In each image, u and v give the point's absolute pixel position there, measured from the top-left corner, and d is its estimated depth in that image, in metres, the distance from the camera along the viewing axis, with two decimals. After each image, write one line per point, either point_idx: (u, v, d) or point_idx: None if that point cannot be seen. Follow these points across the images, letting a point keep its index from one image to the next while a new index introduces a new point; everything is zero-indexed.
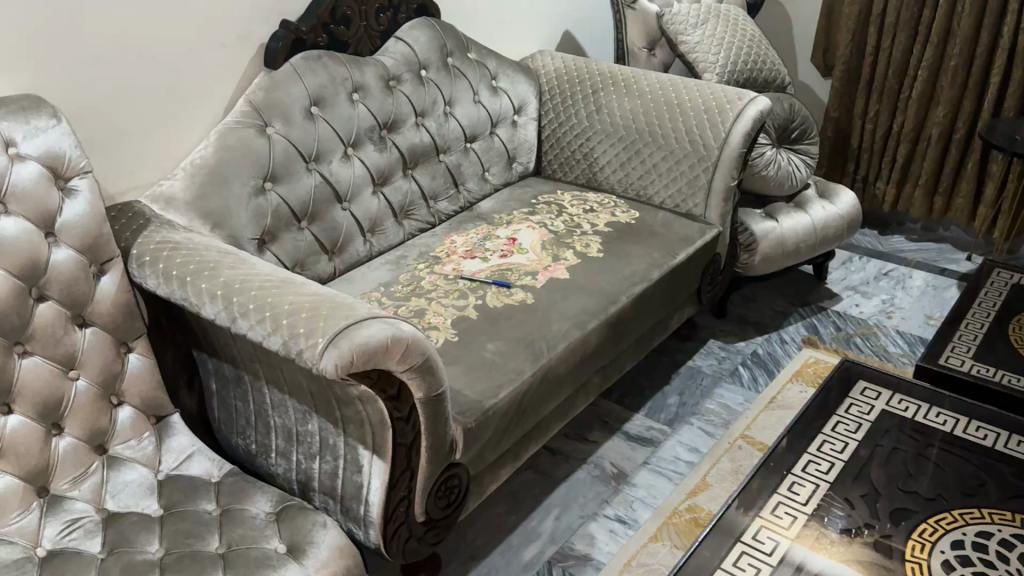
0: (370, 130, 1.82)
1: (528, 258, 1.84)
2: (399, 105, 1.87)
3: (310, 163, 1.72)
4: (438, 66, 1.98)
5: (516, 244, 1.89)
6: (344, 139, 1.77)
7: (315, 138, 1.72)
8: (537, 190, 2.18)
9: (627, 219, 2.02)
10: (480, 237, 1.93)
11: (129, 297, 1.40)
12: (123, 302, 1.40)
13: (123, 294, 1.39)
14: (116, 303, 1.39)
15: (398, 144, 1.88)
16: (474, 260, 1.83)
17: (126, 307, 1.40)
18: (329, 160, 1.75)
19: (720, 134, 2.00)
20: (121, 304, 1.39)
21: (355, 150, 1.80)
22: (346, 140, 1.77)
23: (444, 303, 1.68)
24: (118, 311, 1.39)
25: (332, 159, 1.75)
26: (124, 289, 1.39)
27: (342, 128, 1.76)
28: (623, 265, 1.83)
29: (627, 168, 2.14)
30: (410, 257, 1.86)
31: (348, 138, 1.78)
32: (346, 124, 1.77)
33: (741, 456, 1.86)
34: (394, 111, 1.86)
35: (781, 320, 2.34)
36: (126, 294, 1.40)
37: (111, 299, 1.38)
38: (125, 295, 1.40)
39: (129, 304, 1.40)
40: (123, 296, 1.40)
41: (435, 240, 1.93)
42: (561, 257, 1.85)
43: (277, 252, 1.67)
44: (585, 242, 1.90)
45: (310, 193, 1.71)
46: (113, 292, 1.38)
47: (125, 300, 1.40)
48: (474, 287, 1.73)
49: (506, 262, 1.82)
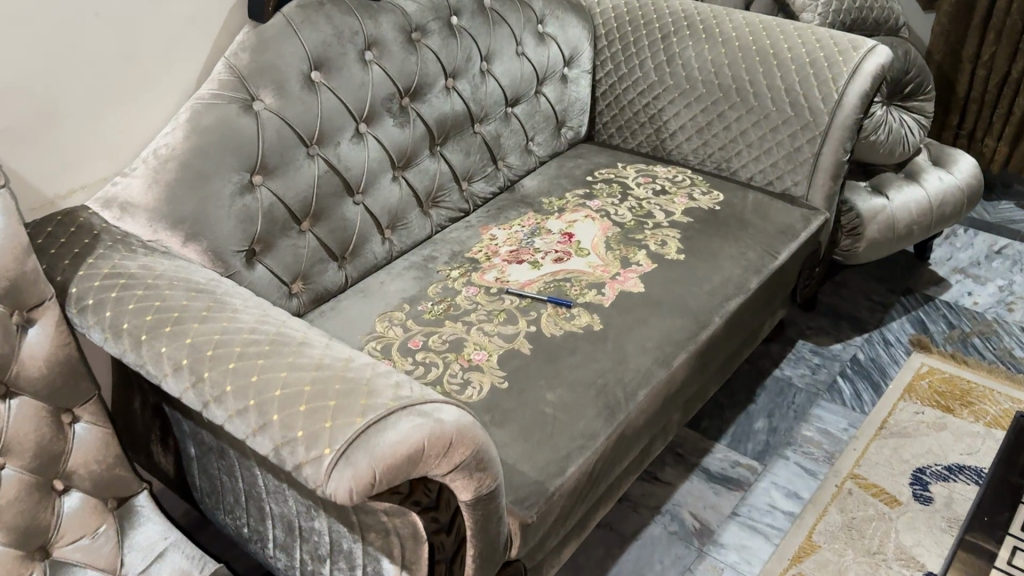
0: (388, 100, 1.41)
1: (590, 264, 1.43)
2: (424, 64, 1.46)
3: (311, 147, 1.32)
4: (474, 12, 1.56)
5: (573, 242, 1.49)
6: (355, 113, 1.37)
7: (317, 113, 1.32)
8: (593, 162, 1.77)
9: (709, 203, 1.61)
10: (528, 231, 1.54)
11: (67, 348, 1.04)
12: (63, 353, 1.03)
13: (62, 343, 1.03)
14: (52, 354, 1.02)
15: (423, 115, 1.47)
16: (522, 265, 1.44)
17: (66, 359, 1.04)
18: (337, 142, 1.35)
19: (831, 96, 1.57)
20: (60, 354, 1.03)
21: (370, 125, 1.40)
22: (358, 113, 1.37)
23: (487, 330, 1.30)
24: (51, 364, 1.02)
25: (340, 140, 1.35)
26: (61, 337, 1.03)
27: (352, 97, 1.36)
28: (712, 270, 1.44)
29: (706, 136, 1.73)
30: (441, 260, 1.49)
31: (358, 110, 1.37)
32: (357, 93, 1.36)
33: (853, 505, 1.52)
34: (419, 72, 1.45)
35: (880, 315, 1.97)
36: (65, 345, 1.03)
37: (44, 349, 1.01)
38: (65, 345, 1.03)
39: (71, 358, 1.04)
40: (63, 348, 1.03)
41: (472, 235, 1.55)
42: (631, 259, 1.45)
43: (272, 266, 1.30)
44: (660, 240, 1.49)
45: (312, 187, 1.32)
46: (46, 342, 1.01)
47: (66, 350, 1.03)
48: (524, 307, 1.34)
49: (561, 271, 1.42)
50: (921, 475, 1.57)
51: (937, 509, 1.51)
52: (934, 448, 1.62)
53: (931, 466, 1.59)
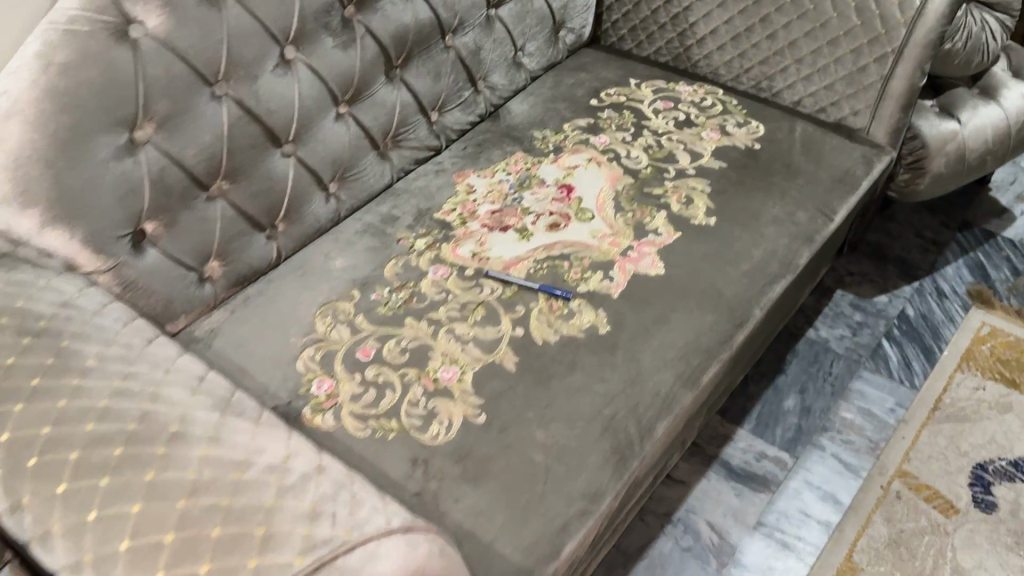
0: (325, 13, 1.04)
1: (593, 233, 1.11)
2: None
3: (217, 85, 0.97)
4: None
5: (572, 199, 1.16)
6: (279, 35, 1.00)
7: (222, 37, 0.95)
8: (598, 78, 1.41)
9: (746, 139, 1.27)
10: (515, 182, 1.20)
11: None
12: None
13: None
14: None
15: (376, 31, 1.10)
16: (507, 233, 1.12)
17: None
18: (254, 76, 0.99)
19: (911, 0, 1.18)
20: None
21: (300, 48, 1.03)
22: (282, 35, 1.00)
23: (458, 334, 1.00)
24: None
25: (258, 74, 0.99)
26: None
27: (272, 13, 0.99)
28: (750, 241, 1.12)
29: (743, 47, 1.35)
30: (403, 222, 1.16)
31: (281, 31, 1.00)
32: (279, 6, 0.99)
33: (902, 514, 1.26)
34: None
35: (932, 258, 1.66)
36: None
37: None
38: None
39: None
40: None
41: (442, 184, 1.22)
42: (648, 225, 1.12)
43: (172, 248, 0.98)
44: (684, 198, 1.16)
45: (221, 139, 0.98)
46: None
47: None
48: (508, 299, 1.03)
49: (557, 244, 1.10)
50: (982, 473, 1.31)
51: (1002, 520, 1.25)
52: (998, 437, 1.36)
53: (995, 461, 1.33)
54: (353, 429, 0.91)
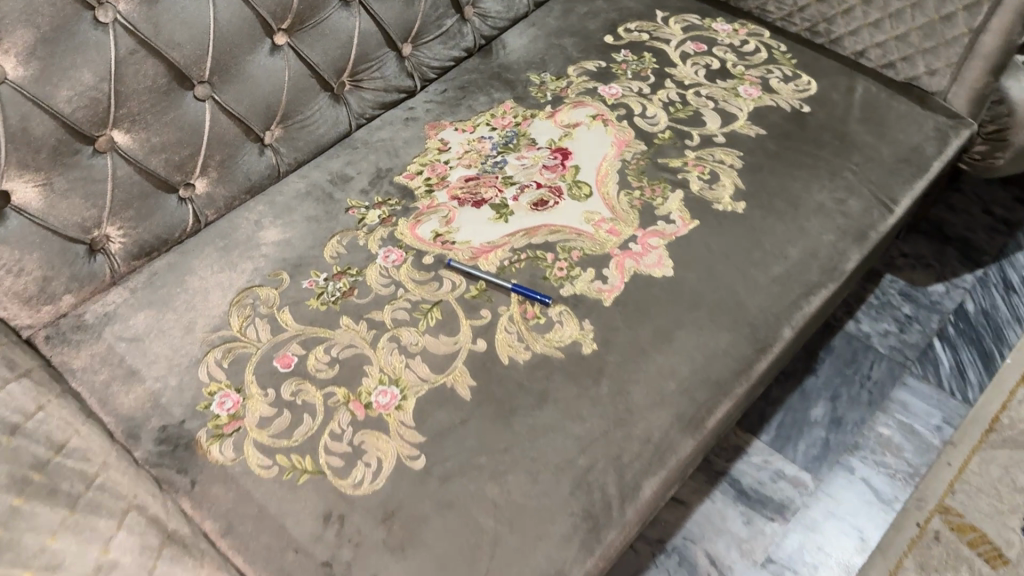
0: None
1: (588, 217, 0.88)
2: None
3: (100, 8, 0.74)
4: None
5: (566, 168, 0.93)
6: None
7: None
8: (616, 9, 1.15)
9: (792, 99, 1.02)
10: (498, 142, 0.97)
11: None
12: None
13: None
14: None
15: None
16: (481, 210, 0.90)
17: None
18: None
19: None
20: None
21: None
22: None
23: (404, 343, 0.79)
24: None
25: None
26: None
27: None
28: (787, 236, 0.88)
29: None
30: (356, 185, 0.94)
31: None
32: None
33: (939, 561, 1.06)
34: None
35: (1001, 241, 1.42)
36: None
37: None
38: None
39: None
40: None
41: (411, 138, 0.99)
42: (658, 209, 0.90)
43: (45, 214, 0.78)
44: (707, 175, 0.93)
45: (106, 80, 0.76)
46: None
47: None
48: (471, 300, 0.82)
49: (541, 228, 0.87)
50: None
51: None
52: None
53: None
54: (256, 465, 0.72)
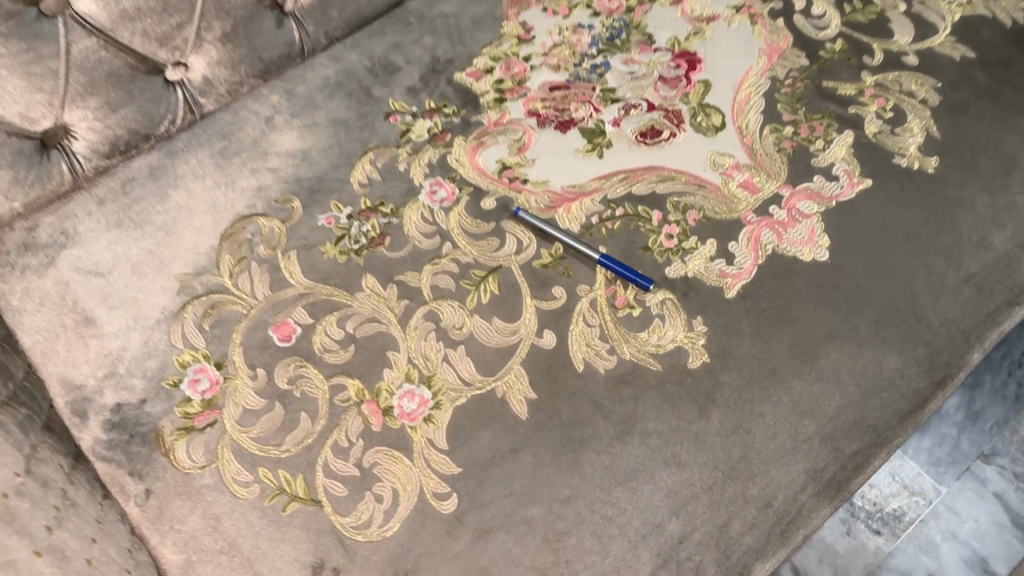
0: None
1: (715, 161, 0.64)
2: None
3: None
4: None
5: (691, 84, 0.68)
6: None
7: None
8: None
9: (1015, 9, 0.73)
10: (600, 35, 0.72)
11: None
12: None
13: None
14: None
15: None
16: (567, 136, 0.66)
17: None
18: None
19: None
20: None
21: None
22: None
23: (444, 324, 0.58)
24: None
25: None
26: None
27: None
28: (992, 215, 0.63)
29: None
30: (404, 80, 0.70)
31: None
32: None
33: None
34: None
35: None
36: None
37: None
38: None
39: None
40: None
41: (483, 18, 0.74)
42: (814, 159, 0.64)
43: None
44: (887, 114, 0.66)
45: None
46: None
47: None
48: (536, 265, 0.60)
49: (648, 172, 0.63)
50: None
51: None
52: None
53: None
54: (231, 479, 0.54)
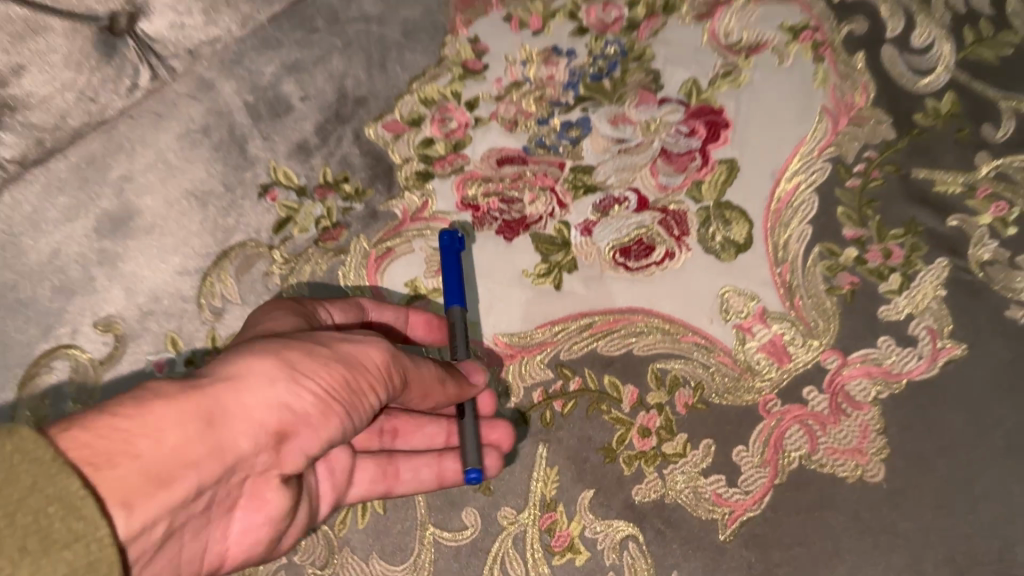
0: None
1: (728, 305, 0.43)
2: None
3: None
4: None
5: (709, 164, 0.45)
6: None
7: None
8: None
9: None
10: (583, 69, 0.47)
11: (300, 387, 0.33)
12: (257, 499, 0.35)
13: (246, 522, 0.35)
14: (343, 427, 0.35)
15: None
16: (513, 246, 0.44)
17: (194, 411, 0.30)
18: None
19: None
20: (326, 389, 0.34)
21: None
22: None
23: (298, 559, 0.41)
24: (148, 472, 0.28)
25: None
26: (449, 378, 0.39)
27: None
28: None
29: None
30: (293, 129, 0.48)
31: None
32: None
33: None
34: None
35: None
36: (443, 403, 0.40)
37: (304, 393, 0.33)
38: (416, 390, 0.38)
39: (182, 429, 0.29)
40: (433, 405, 0.40)
41: (420, 24, 0.48)
42: (882, 309, 0.42)
43: None
44: (1009, 231, 0.43)
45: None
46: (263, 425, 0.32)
47: (227, 379, 0.31)
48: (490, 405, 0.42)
49: (628, 317, 0.43)
50: None
51: None
52: None
53: None
54: None
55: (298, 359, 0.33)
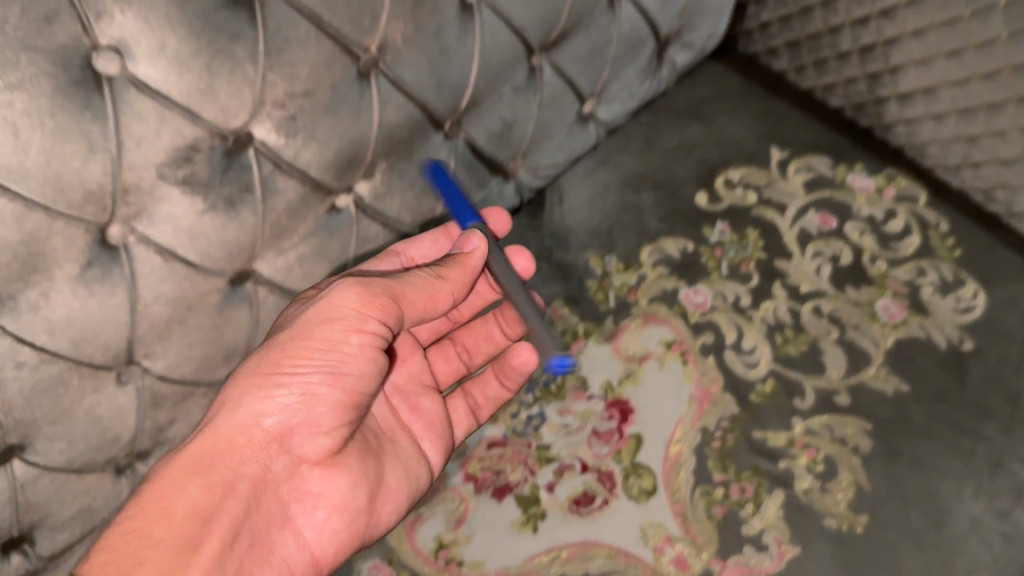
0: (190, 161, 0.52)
1: (647, 534, 0.64)
2: (297, 47, 0.54)
3: None
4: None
5: (623, 438, 0.68)
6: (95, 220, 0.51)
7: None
8: (718, 139, 0.84)
9: (957, 322, 0.73)
10: (536, 377, 0.72)
11: (297, 381, 0.54)
12: (388, 485, 0.60)
13: (395, 501, 0.61)
14: (359, 367, 0.55)
15: (303, 161, 0.59)
16: (503, 504, 0.66)
17: (217, 480, 0.53)
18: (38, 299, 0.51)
19: None
20: (320, 366, 0.54)
21: (117, 136, 0.48)
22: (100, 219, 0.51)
23: None
24: (189, 519, 0.51)
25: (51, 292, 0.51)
26: (437, 277, 0.57)
27: (66, 193, 0.48)
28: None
29: (997, 120, 0.77)
30: None
31: (74, 157, 0.47)
32: (70, 107, 0.46)
33: None
34: (258, 28, 0.51)
35: None
36: (457, 287, 0.58)
37: (309, 382, 0.54)
38: (416, 301, 0.56)
39: (205, 493, 0.53)
40: (454, 297, 0.59)
41: None
42: (744, 527, 0.64)
43: None
44: (818, 467, 0.66)
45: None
46: (279, 426, 0.55)
47: (222, 406, 0.54)
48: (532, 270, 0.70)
49: (582, 548, 0.64)
50: None
51: None
52: None
53: None
54: None
55: (279, 360, 0.53)
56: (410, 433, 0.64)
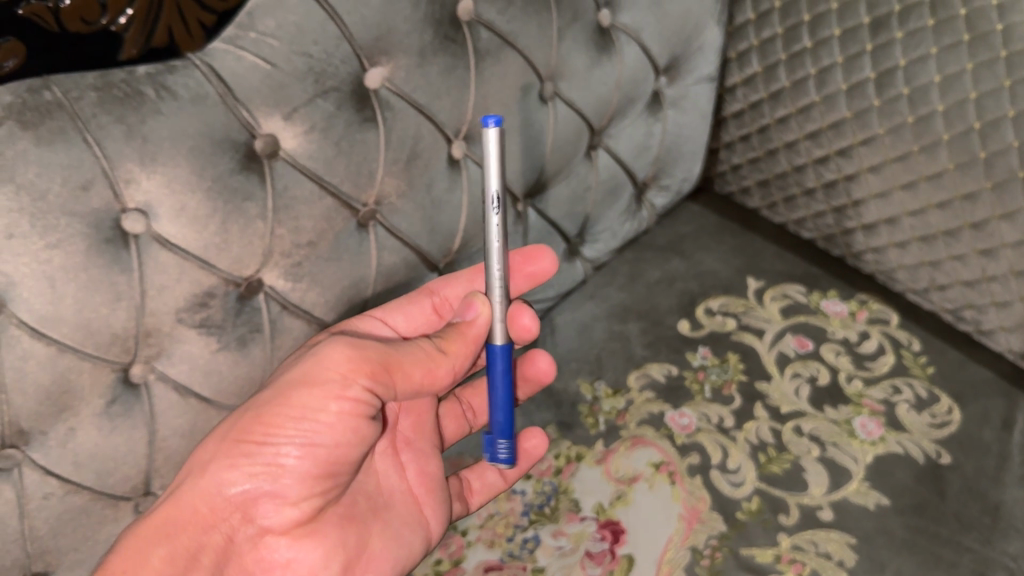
0: (206, 301, 0.59)
1: None
2: (305, 204, 0.61)
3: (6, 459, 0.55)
4: (453, 8, 0.64)
5: (616, 559, 0.70)
6: (121, 358, 0.57)
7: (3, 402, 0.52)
8: (697, 273, 0.91)
9: (932, 435, 0.77)
10: (531, 501, 0.74)
11: (266, 452, 0.56)
12: (371, 556, 0.62)
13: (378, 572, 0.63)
14: (333, 437, 0.56)
15: (310, 300, 0.65)
16: None
17: (180, 548, 0.57)
18: (68, 431, 0.56)
19: None
20: (290, 438, 0.55)
21: (141, 285, 0.55)
22: (125, 357, 0.57)
23: None
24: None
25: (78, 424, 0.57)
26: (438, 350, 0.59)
27: (97, 335, 0.54)
28: None
29: (955, 245, 0.82)
30: None
31: (103, 304, 0.54)
32: (100, 262, 0.53)
33: None
34: (267, 189, 0.59)
35: None
36: (460, 360, 0.61)
37: (277, 452, 0.56)
38: (415, 375, 0.58)
39: (168, 562, 0.56)
40: (456, 370, 0.61)
41: None
42: None
43: None
44: None
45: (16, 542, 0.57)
46: (246, 493, 0.57)
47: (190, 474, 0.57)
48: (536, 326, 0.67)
49: None
50: None
51: None
52: None
53: None
54: None
55: (253, 427, 0.55)
56: (411, 497, 0.67)
